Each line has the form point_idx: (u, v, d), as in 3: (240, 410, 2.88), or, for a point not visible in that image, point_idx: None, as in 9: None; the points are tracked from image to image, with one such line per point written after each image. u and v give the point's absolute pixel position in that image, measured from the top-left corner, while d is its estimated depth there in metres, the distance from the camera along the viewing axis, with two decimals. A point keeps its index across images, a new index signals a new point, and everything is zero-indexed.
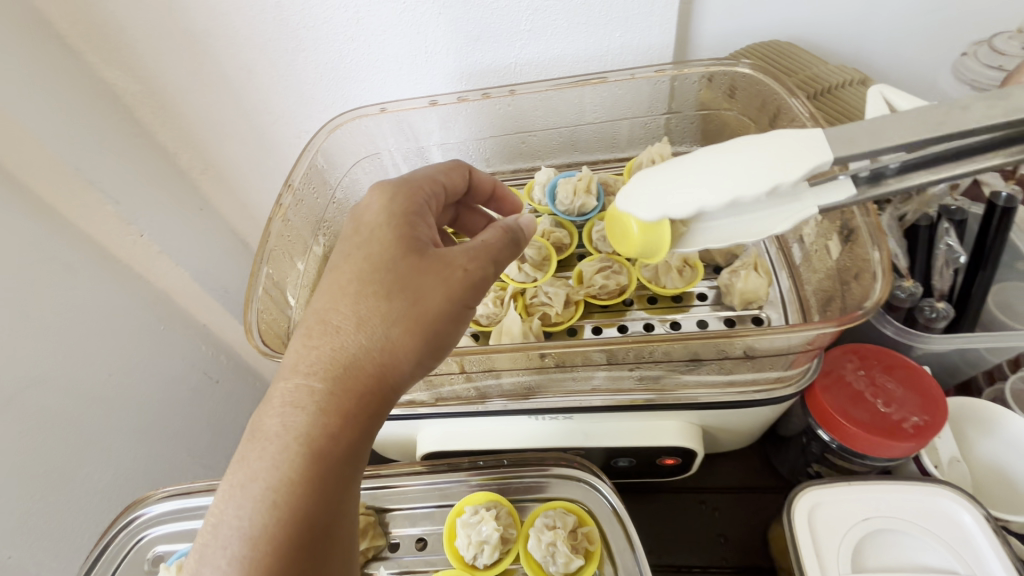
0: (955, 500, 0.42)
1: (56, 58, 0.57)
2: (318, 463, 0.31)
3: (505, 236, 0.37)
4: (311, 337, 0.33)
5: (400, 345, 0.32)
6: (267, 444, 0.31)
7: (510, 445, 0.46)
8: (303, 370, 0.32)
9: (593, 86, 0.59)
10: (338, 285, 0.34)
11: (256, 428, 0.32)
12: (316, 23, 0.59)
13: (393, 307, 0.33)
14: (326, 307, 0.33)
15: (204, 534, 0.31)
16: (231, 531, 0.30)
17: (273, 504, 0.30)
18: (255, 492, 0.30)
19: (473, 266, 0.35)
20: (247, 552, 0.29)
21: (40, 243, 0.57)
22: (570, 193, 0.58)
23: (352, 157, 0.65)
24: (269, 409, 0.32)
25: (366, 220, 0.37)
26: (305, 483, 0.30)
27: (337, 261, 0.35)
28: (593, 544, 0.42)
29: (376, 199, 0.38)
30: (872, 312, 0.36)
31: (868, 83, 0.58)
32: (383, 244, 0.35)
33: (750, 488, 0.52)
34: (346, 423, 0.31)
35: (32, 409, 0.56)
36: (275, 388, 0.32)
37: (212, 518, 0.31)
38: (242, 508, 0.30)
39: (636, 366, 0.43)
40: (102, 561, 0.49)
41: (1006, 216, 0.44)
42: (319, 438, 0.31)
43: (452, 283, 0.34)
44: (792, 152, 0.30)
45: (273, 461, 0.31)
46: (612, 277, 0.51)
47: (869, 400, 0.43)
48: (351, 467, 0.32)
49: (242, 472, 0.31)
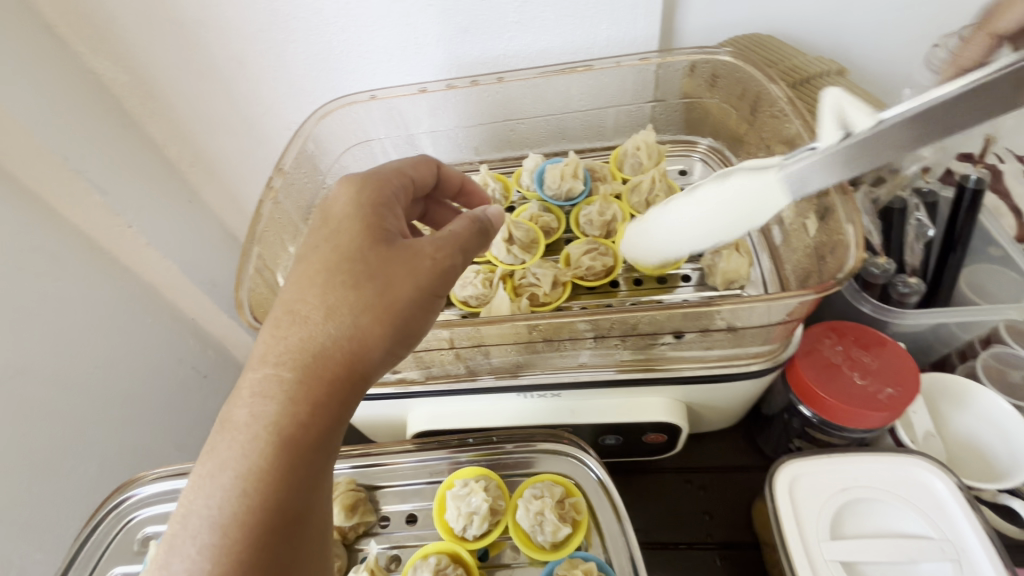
0: (927, 468, 0.43)
1: (43, 45, 0.56)
2: (288, 451, 0.30)
3: (474, 224, 0.38)
4: (279, 327, 0.32)
5: (369, 333, 0.32)
6: (236, 433, 0.30)
7: (498, 422, 0.47)
8: (271, 360, 0.31)
9: (579, 74, 0.60)
10: (307, 276, 0.34)
11: (226, 419, 0.31)
12: (307, 13, 0.60)
13: (362, 295, 0.32)
14: (293, 298, 0.33)
15: (170, 528, 0.30)
16: (202, 520, 0.29)
17: (244, 492, 0.29)
18: (225, 480, 0.29)
19: (441, 255, 0.35)
20: (216, 541, 0.28)
21: (26, 233, 0.57)
22: (558, 178, 0.60)
23: (341, 145, 0.66)
24: (238, 399, 0.31)
25: (335, 212, 0.37)
26: (276, 471, 0.29)
27: (305, 253, 0.35)
28: (579, 514, 0.43)
29: (345, 192, 0.38)
30: (845, 280, 0.38)
31: (845, 74, 0.60)
32: (351, 235, 0.35)
33: (733, 466, 0.53)
34: (316, 412, 0.31)
35: (18, 400, 0.55)
36: (244, 379, 0.32)
37: (180, 510, 0.30)
38: (211, 496, 0.29)
39: (622, 340, 0.44)
40: (90, 544, 0.49)
41: (975, 199, 0.46)
42: (290, 427, 0.30)
43: (420, 272, 0.34)
44: (755, 203, 0.38)
45: (244, 449, 0.30)
46: (598, 258, 0.52)
47: (847, 374, 0.45)
48: (323, 454, 0.31)
49: (211, 462, 0.30)
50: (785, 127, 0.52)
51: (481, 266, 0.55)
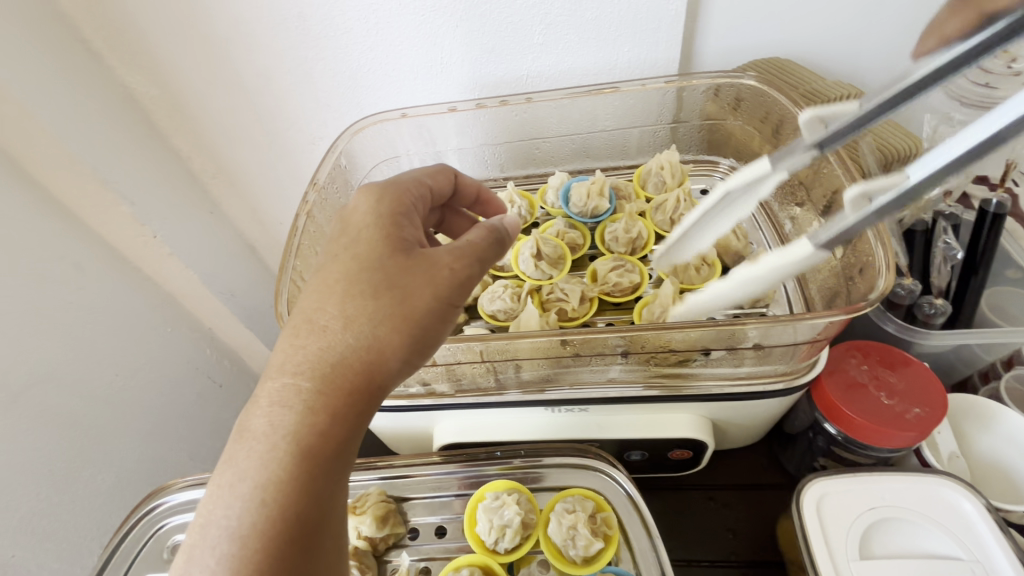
0: (954, 488, 0.43)
1: (80, 59, 0.58)
2: (306, 461, 0.30)
3: (493, 233, 0.38)
4: (298, 336, 0.33)
5: (387, 343, 0.32)
6: (255, 443, 0.31)
7: (527, 436, 0.48)
8: (290, 369, 0.32)
9: (605, 95, 0.62)
10: (325, 284, 0.34)
11: (245, 428, 0.32)
12: (336, 32, 0.61)
13: (381, 306, 0.33)
14: (313, 306, 0.34)
15: (190, 536, 0.30)
16: (221, 530, 0.30)
17: (263, 500, 0.30)
18: (244, 489, 0.30)
19: (460, 265, 0.35)
20: (235, 550, 0.29)
21: (53, 242, 0.58)
22: (584, 196, 0.61)
23: (372, 160, 0.69)
24: (257, 408, 0.32)
25: (355, 221, 0.38)
26: (294, 480, 0.30)
27: (325, 262, 0.36)
28: (611, 529, 0.44)
29: (364, 201, 0.39)
30: (876, 302, 0.38)
31: (864, 98, 0.61)
32: (369, 244, 0.35)
33: (757, 484, 0.53)
34: (333, 421, 0.31)
35: (41, 406, 0.56)
36: (263, 388, 0.32)
37: (199, 518, 0.31)
38: (231, 506, 0.30)
39: (652, 357, 0.44)
40: (119, 552, 0.49)
41: (996, 222, 0.48)
42: (308, 437, 0.31)
43: (439, 282, 0.34)
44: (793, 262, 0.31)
45: (262, 460, 0.30)
46: (625, 275, 0.53)
47: (873, 393, 0.45)
48: (340, 464, 0.31)
49: (230, 473, 0.31)
50: None
51: (509, 281, 0.56)
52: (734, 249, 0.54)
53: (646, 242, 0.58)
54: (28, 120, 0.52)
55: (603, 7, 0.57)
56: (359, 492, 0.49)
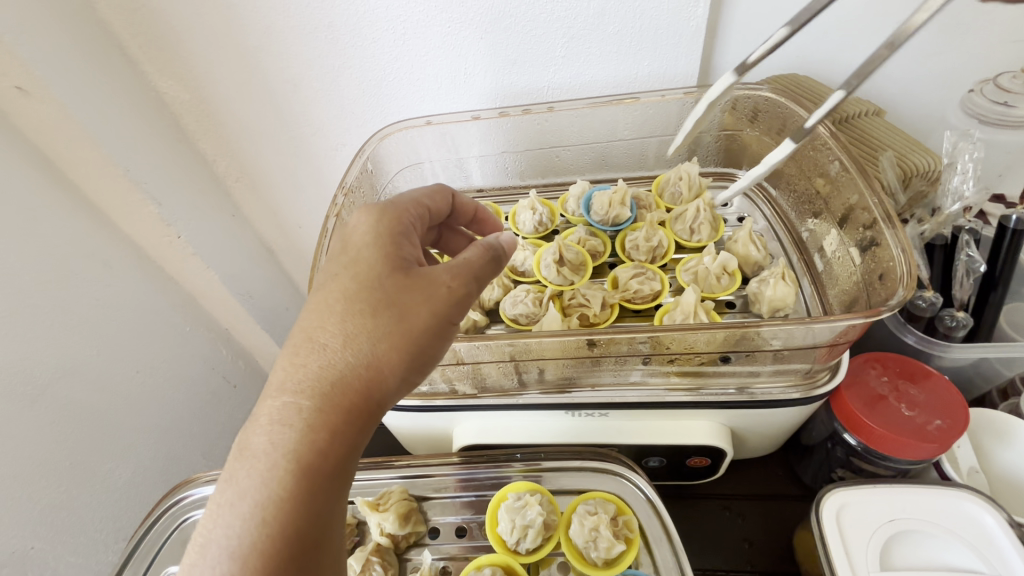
0: (974, 501, 0.43)
1: (116, 65, 0.60)
2: (306, 478, 0.30)
3: (489, 252, 0.37)
4: (298, 355, 0.33)
5: (387, 361, 0.33)
6: (255, 461, 0.30)
7: (546, 439, 0.48)
8: (290, 388, 0.32)
9: (626, 105, 0.64)
10: (327, 302, 0.34)
11: (244, 446, 0.31)
12: (363, 42, 0.62)
13: (380, 325, 0.33)
14: (314, 325, 0.34)
15: (187, 558, 0.29)
16: (220, 550, 0.29)
17: (262, 519, 0.29)
18: (245, 508, 0.29)
19: (457, 283, 0.35)
20: (235, 570, 0.28)
21: (82, 241, 0.59)
22: (605, 205, 0.62)
23: (395, 166, 0.71)
24: (257, 426, 0.31)
25: (354, 241, 0.37)
26: (294, 498, 0.30)
27: (324, 280, 0.36)
28: (632, 532, 0.44)
29: (363, 221, 0.38)
30: (896, 307, 0.39)
31: (883, 115, 0.60)
32: (369, 265, 0.35)
33: (774, 494, 0.53)
34: (332, 438, 0.31)
35: (64, 400, 0.57)
36: (263, 406, 0.32)
37: (198, 539, 0.30)
38: (231, 525, 0.29)
39: (674, 359, 0.45)
40: (144, 544, 0.50)
41: (1016, 237, 0.49)
42: (307, 453, 0.30)
43: (437, 300, 0.34)
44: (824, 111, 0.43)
45: (262, 478, 0.30)
46: (646, 283, 0.54)
47: (893, 404, 0.45)
48: (339, 480, 0.31)
49: (230, 491, 0.30)
50: (827, 160, 0.53)
51: (531, 286, 0.57)
52: (754, 259, 0.55)
53: (666, 251, 0.59)
54: (69, 124, 0.54)
55: (625, 21, 0.58)
56: (380, 490, 0.50)
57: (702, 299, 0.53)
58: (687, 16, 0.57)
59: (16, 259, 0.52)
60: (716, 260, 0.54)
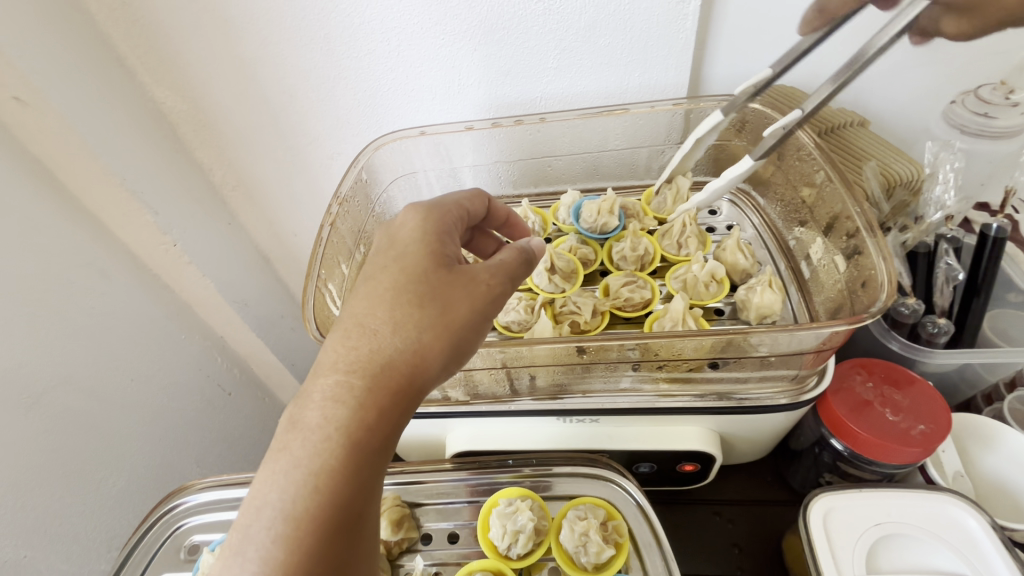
0: (959, 506, 0.44)
1: (115, 75, 0.61)
2: (356, 452, 0.31)
3: (522, 254, 0.40)
4: (348, 337, 0.33)
5: (431, 349, 0.33)
6: (309, 433, 0.31)
7: (537, 445, 0.49)
8: (342, 367, 0.32)
9: (616, 116, 0.65)
10: (375, 291, 0.35)
11: (297, 419, 0.31)
12: (359, 54, 0.63)
13: (426, 315, 0.34)
14: (363, 312, 0.34)
15: (241, 520, 0.30)
16: (274, 512, 0.29)
17: (315, 487, 0.29)
18: (299, 475, 0.30)
19: (495, 283, 0.37)
20: (290, 531, 0.28)
21: (80, 249, 0.60)
22: (594, 213, 0.64)
23: (390, 175, 0.72)
24: (310, 402, 0.32)
25: (401, 236, 0.38)
26: (345, 469, 0.30)
27: (372, 272, 0.37)
28: (622, 536, 0.45)
29: (410, 219, 0.39)
30: (877, 314, 0.40)
31: (867, 125, 0.61)
32: (415, 259, 0.36)
33: (763, 500, 0.54)
34: (381, 417, 0.31)
35: (59, 408, 0.57)
36: (314, 384, 0.32)
37: (252, 501, 0.30)
38: (286, 490, 0.29)
39: (663, 366, 0.46)
40: (139, 550, 0.50)
41: (996, 245, 0.50)
42: (357, 429, 0.31)
43: (477, 296, 0.36)
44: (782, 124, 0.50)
45: (315, 449, 0.30)
46: (637, 291, 0.55)
47: (879, 410, 0.46)
48: (384, 457, 0.32)
49: (283, 460, 0.30)
50: (813, 169, 0.54)
51: (523, 294, 0.58)
52: (742, 267, 0.56)
53: (653, 258, 0.60)
54: (66, 133, 0.54)
55: (615, 34, 0.59)
56: None
57: (691, 306, 0.53)
58: (676, 28, 0.58)
59: (14, 268, 0.52)
60: (704, 268, 0.55)
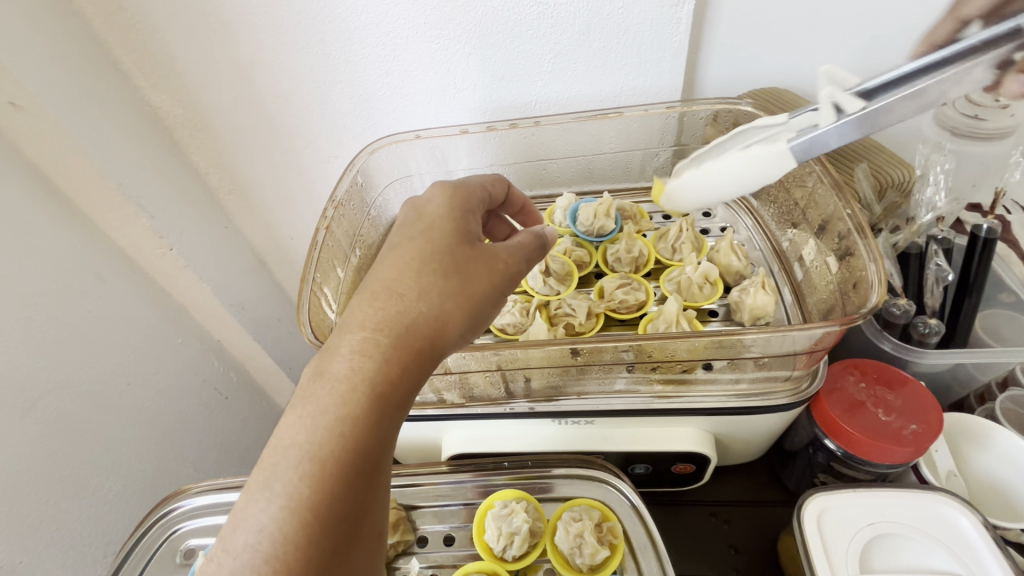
0: (952, 505, 0.44)
1: (110, 81, 0.61)
2: (380, 404, 0.31)
3: (537, 239, 0.41)
4: (375, 298, 0.34)
5: (453, 316, 0.34)
6: (336, 383, 0.31)
7: (532, 448, 0.49)
8: (369, 324, 0.32)
9: (610, 119, 0.65)
10: (402, 258, 0.35)
11: (323, 370, 0.32)
12: (356, 57, 0.63)
13: (450, 284, 0.34)
14: (391, 276, 0.34)
15: (265, 460, 0.30)
16: (298, 452, 0.29)
17: (340, 431, 0.30)
18: (325, 421, 0.30)
19: (513, 262, 0.38)
20: (315, 470, 0.29)
21: (76, 253, 0.60)
22: (590, 216, 0.64)
23: (386, 179, 0.72)
24: (337, 354, 0.32)
25: (428, 212, 0.39)
26: (368, 418, 0.30)
27: (397, 242, 0.37)
28: (617, 538, 0.45)
29: (436, 197, 0.40)
30: (869, 314, 0.40)
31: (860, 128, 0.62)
32: (442, 232, 0.37)
33: (759, 500, 0.54)
34: (404, 374, 0.32)
35: (55, 414, 0.57)
36: (341, 339, 0.32)
37: (278, 441, 0.30)
38: (312, 432, 0.30)
39: (658, 367, 0.46)
40: (135, 554, 0.50)
41: (986, 247, 0.50)
42: (382, 383, 0.31)
43: (496, 272, 0.37)
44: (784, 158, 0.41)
45: (341, 398, 0.30)
46: (631, 293, 0.56)
47: (871, 410, 0.47)
48: (402, 412, 0.32)
49: (310, 406, 0.30)
50: (804, 170, 0.55)
51: (518, 296, 0.58)
52: (735, 269, 0.57)
53: (648, 259, 0.61)
54: (61, 138, 0.54)
55: (609, 38, 0.59)
56: None
57: (684, 308, 0.54)
58: (670, 32, 0.58)
59: (9, 273, 0.52)
60: (698, 270, 0.56)
